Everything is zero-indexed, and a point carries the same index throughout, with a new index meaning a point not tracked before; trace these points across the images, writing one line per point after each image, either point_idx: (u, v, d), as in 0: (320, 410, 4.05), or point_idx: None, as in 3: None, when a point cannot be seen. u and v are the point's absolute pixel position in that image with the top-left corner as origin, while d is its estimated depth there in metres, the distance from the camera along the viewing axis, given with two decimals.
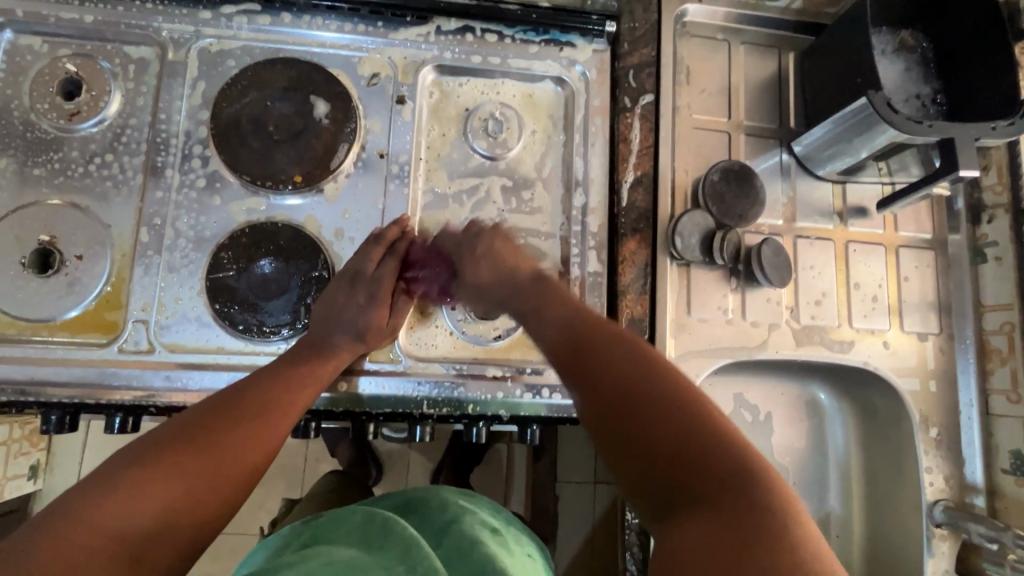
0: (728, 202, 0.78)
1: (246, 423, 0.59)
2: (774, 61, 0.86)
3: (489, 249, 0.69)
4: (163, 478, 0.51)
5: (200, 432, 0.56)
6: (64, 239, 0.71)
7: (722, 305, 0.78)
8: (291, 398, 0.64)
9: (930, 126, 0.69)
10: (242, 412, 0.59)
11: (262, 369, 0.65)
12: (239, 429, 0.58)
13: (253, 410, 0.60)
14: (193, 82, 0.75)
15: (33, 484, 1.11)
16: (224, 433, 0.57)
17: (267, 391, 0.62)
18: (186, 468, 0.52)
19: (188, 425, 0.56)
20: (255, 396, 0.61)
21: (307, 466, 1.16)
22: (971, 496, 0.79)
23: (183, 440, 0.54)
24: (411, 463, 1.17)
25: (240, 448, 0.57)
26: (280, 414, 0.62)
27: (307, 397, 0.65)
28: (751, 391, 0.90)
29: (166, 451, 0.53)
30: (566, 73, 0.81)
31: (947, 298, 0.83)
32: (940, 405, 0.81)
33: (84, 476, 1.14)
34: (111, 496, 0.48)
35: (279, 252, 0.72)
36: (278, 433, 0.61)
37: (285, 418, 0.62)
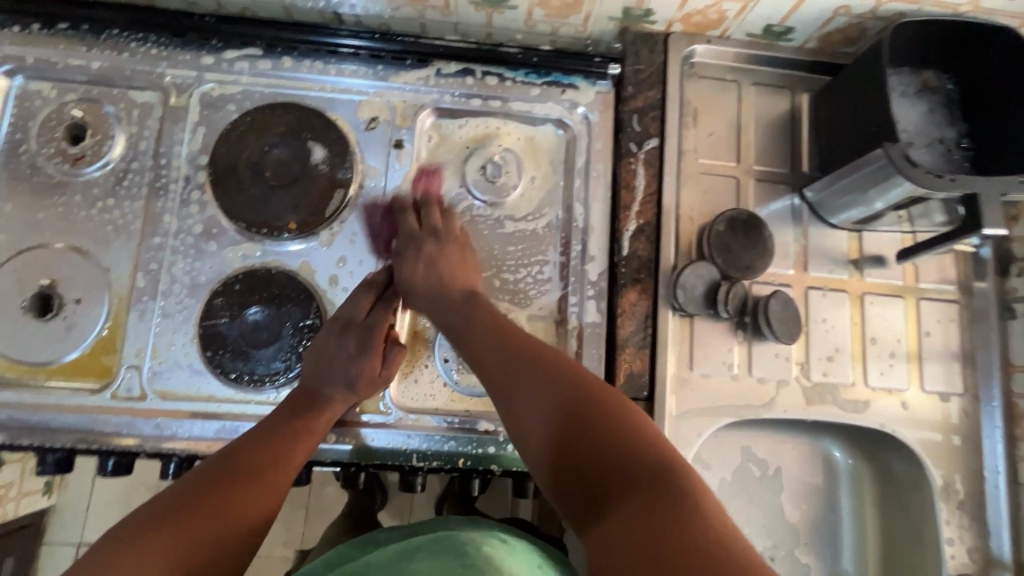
0: (735, 252, 0.74)
1: (246, 482, 0.56)
2: (787, 102, 0.83)
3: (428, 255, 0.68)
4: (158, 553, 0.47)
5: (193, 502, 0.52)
6: (64, 283, 0.72)
7: (727, 359, 0.74)
8: (289, 453, 0.61)
9: (952, 179, 0.65)
10: (238, 473, 0.57)
11: (253, 431, 0.62)
12: (243, 484, 0.56)
13: (247, 470, 0.57)
14: (193, 127, 0.75)
15: (46, 500, 1.12)
16: (222, 499, 0.53)
17: (269, 445, 0.61)
18: (199, 524, 0.50)
19: (193, 487, 0.54)
20: (253, 452, 0.60)
21: (313, 491, 1.14)
22: (997, 572, 0.73)
23: (176, 514, 0.50)
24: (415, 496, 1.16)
25: (246, 501, 0.55)
26: (277, 472, 0.59)
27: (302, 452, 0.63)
28: (760, 443, 0.85)
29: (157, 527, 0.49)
30: (567, 116, 0.79)
31: (972, 356, 0.78)
32: (964, 473, 0.76)
33: (93, 495, 1.14)
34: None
35: (271, 299, 0.71)
36: (285, 483, 0.60)
37: (283, 477, 0.60)
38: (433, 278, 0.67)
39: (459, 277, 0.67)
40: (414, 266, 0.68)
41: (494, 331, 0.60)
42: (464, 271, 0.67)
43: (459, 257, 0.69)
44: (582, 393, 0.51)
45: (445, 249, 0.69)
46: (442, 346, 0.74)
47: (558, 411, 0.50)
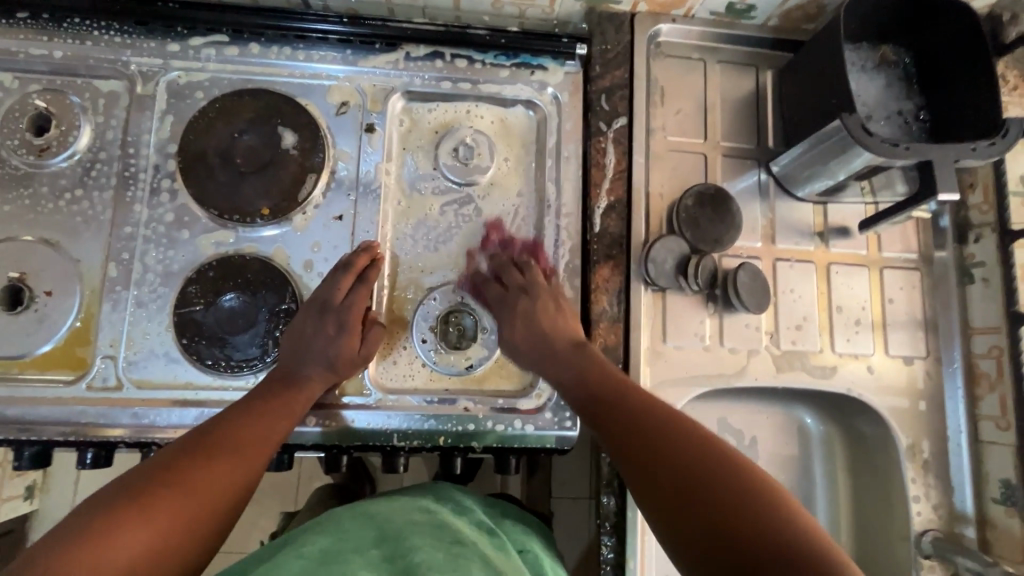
0: (703, 226, 0.76)
1: (226, 455, 0.56)
2: (752, 80, 0.85)
3: (525, 311, 0.71)
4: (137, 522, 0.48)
5: (174, 473, 0.53)
6: (34, 276, 0.71)
7: (699, 331, 0.76)
8: (271, 431, 0.62)
9: (907, 148, 0.67)
10: (218, 447, 0.57)
11: (234, 407, 0.63)
12: (214, 464, 0.55)
13: (229, 444, 0.58)
14: (161, 115, 0.75)
15: (28, 504, 1.10)
16: (202, 471, 0.54)
17: (245, 426, 0.60)
18: (166, 507, 0.50)
19: (163, 466, 0.53)
20: (228, 433, 0.59)
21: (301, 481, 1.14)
22: (961, 527, 0.76)
23: (156, 483, 0.51)
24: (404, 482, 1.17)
25: (215, 485, 0.54)
26: (257, 449, 0.59)
27: (283, 429, 0.63)
28: (736, 415, 0.88)
29: (137, 494, 0.50)
30: (537, 96, 0.80)
31: (934, 321, 0.80)
32: (927, 433, 0.79)
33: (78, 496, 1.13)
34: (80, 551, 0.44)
35: (246, 285, 0.71)
36: (260, 464, 0.59)
37: (263, 455, 0.60)
38: (538, 334, 0.70)
39: (563, 331, 0.70)
40: (515, 326, 0.71)
41: (609, 406, 0.61)
42: (562, 327, 0.70)
43: (559, 312, 0.71)
44: (711, 464, 0.52)
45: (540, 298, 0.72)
46: (419, 327, 0.75)
47: (695, 484, 0.51)
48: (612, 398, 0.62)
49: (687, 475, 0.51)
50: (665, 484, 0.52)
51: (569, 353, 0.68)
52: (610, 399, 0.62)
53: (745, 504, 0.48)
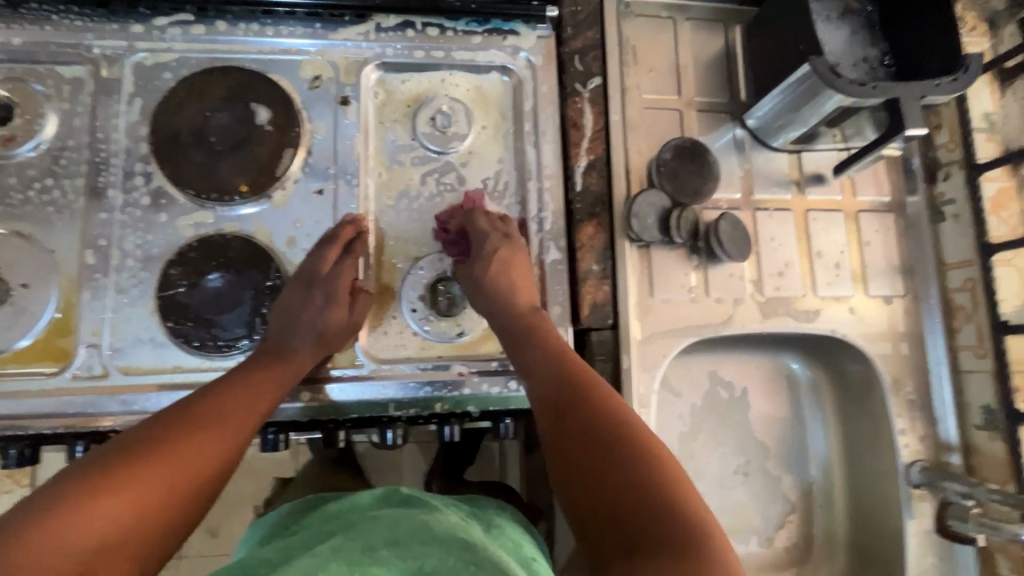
0: (682, 179, 0.77)
1: (209, 428, 0.56)
2: (721, 36, 0.86)
3: (504, 259, 0.71)
4: (118, 498, 0.47)
5: (156, 447, 0.52)
6: (8, 268, 0.69)
7: (685, 283, 0.77)
8: (256, 404, 0.61)
9: (873, 87, 0.69)
10: (201, 421, 0.56)
11: (220, 380, 0.62)
12: (198, 436, 0.55)
13: (212, 418, 0.57)
14: (130, 98, 0.73)
15: None
16: (185, 445, 0.53)
17: (233, 397, 0.60)
18: (148, 478, 0.50)
19: (146, 435, 0.53)
20: (214, 404, 0.58)
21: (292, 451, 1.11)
22: (947, 455, 0.79)
23: (137, 456, 0.51)
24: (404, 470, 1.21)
25: (198, 456, 0.53)
26: (240, 421, 0.58)
27: (269, 401, 0.62)
28: (725, 367, 0.90)
29: (118, 468, 0.49)
30: (511, 62, 0.80)
31: (911, 260, 0.83)
32: (911, 368, 0.81)
33: None
34: (60, 526, 0.44)
35: (230, 264, 0.70)
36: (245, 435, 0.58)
37: (248, 430, 0.59)
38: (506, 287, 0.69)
39: (525, 291, 0.70)
40: (488, 269, 0.70)
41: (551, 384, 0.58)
42: (524, 284, 0.69)
43: (524, 270, 0.71)
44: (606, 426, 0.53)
45: (515, 253, 0.72)
46: (409, 296, 0.75)
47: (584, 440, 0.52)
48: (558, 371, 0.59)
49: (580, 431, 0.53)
50: (584, 473, 0.50)
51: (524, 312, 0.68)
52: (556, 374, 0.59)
53: (623, 465, 0.49)
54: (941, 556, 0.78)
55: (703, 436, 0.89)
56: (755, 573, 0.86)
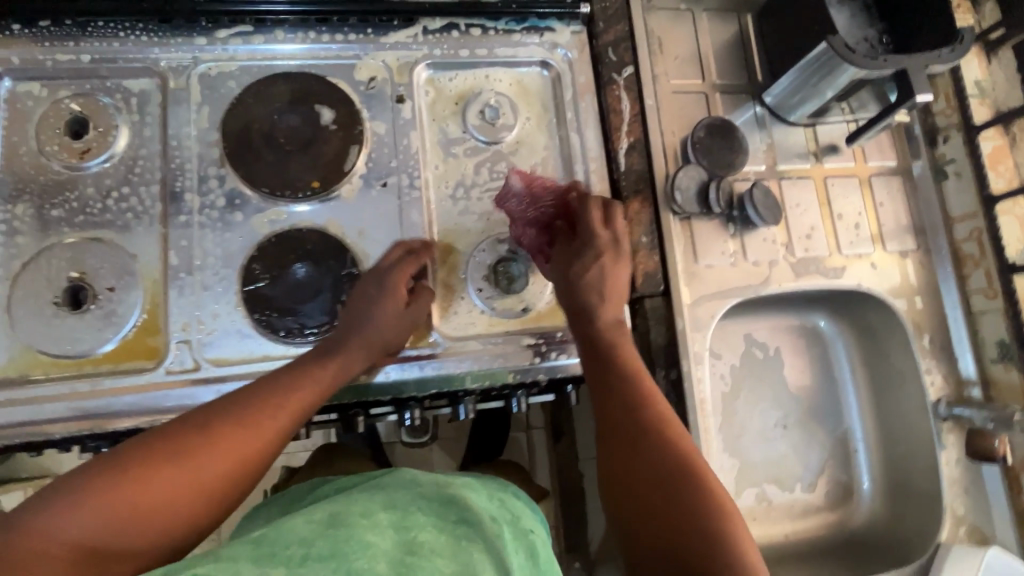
0: (716, 154, 0.84)
1: (231, 427, 0.58)
2: (735, 24, 0.94)
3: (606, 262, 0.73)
4: (142, 483, 0.51)
5: (183, 439, 0.55)
6: (93, 274, 0.72)
7: (725, 249, 0.84)
8: (287, 405, 0.62)
9: (884, 60, 0.77)
10: (226, 419, 0.58)
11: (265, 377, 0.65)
12: (225, 429, 0.58)
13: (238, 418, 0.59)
14: (198, 107, 0.77)
15: None
16: (210, 442, 0.56)
17: (267, 391, 0.62)
18: (168, 468, 0.53)
19: (178, 425, 0.57)
20: (245, 399, 0.61)
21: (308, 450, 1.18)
22: (968, 388, 0.87)
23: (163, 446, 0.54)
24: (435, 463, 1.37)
25: (220, 452, 0.56)
26: (267, 419, 0.60)
27: (302, 404, 0.63)
28: (758, 328, 0.98)
29: (147, 455, 0.53)
30: (549, 56, 0.86)
31: (920, 216, 0.91)
32: (929, 314, 0.89)
33: None
34: (86, 501, 0.49)
35: (308, 256, 0.75)
36: (272, 431, 0.60)
37: (270, 436, 0.60)
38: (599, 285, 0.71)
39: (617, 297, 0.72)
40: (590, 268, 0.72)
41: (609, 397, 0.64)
42: (615, 299, 0.71)
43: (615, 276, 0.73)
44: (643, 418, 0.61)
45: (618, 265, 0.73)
46: (473, 277, 0.80)
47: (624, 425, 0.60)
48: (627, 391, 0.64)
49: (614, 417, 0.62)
50: (614, 445, 0.60)
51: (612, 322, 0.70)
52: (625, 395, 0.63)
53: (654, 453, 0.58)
54: (972, 481, 0.85)
55: (744, 393, 0.95)
56: (802, 515, 0.93)
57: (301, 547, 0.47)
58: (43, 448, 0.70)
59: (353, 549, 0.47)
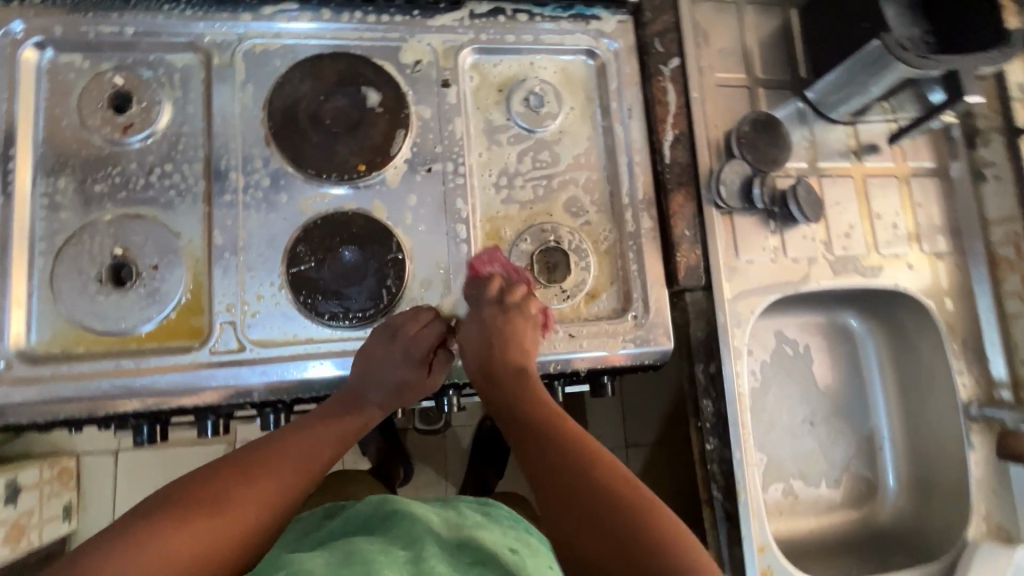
0: (760, 149, 0.84)
1: (264, 478, 0.60)
2: (778, 19, 0.93)
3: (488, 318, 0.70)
4: (186, 535, 0.53)
5: (217, 492, 0.57)
6: (136, 251, 0.71)
7: (765, 245, 0.85)
8: (319, 455, 0.65)
9: (936, 59, 0.76)
10: (257, 471, 0.60)
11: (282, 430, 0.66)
12: (262, 479, 0.60)
13: (269, 470, 0.61)
14: (243, 84, 0.76)
15: (68, 524, 1.26)
16: (246, 493, 0.58)
17: (299, 440, 0.65)
18: (207, 524, 0.55)
19: (214, 476, 0.59)
20: (280, 447, 0.63)
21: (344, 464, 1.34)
22: (998, 390, 0.88)
23: (200, 498, 0.56)
24: (449, 451, 1.40)
25: (260, 498, 0.59)
26: (304, 466, 0.63)
27: (332, 452, 0.66)
28: (789, 326, 0.98)
29: (182, 510, 0.55)
30: (595, 45, 0.85)
31: (956, 218, 0.91)
32: (962, 317, 0.90)
33: (117, 506, 1.29)
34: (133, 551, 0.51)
35: (354, 240, 0.74)
36: (309, 477, 0.63)
37: (301, 485, 0.62)
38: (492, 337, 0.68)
39: (513, 353, 0.68)
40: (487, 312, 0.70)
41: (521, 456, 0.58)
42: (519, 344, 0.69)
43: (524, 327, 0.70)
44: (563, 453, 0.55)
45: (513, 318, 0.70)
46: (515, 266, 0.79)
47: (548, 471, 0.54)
48: (537, 437, 0.57)
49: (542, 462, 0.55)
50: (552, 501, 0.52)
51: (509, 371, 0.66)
52: (547, 443, 0.56)
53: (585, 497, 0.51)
54: (1001, 482, 0.86)
55: (773, 389, 0.96)
56: (827, 510, 0.95)
57: None
58: (86, 424, 0.70)
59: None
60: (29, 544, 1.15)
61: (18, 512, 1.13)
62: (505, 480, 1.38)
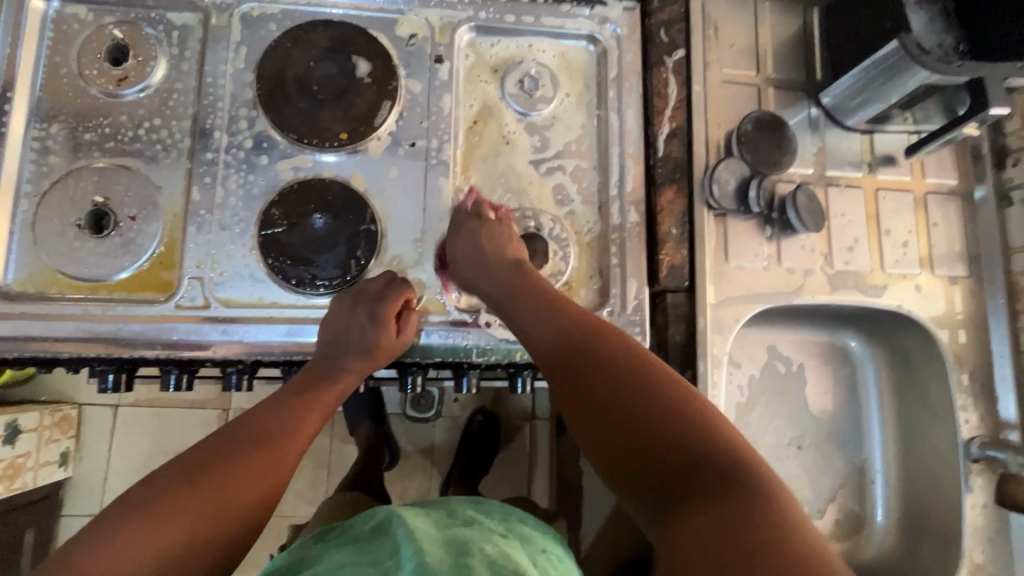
0: (761, 150, 0.80)
1: (251, 452, 0.59)
2: (798, 18, 0.88)
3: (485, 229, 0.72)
4: (176, 520, 0.51)
5: (199, 475, 0.55)
6: (117, 201, 0.72)
7: (758, 252, 0.81)
8: (300, 430, 0.64)
9: (960, 65, 0.70)
10: (245, 447, 0.59)
11: (258, 407, 0.65)
12: (245, 458, 0.58)
13: (253, 443, 0.60)
14: (237, 46, 0.76)
15: (64, 470, 1.27)
16: (231, 473, 0.56)
17: (276, 418, 0.63)
18: (191, 510, 0.52)
19: (191, 461, 0.56)
20: (259, 426, 0.62)
21: (334, 446, 1.32)
22: (1006, 432, 0.81)
23: (185, 476, 0.54)
24: (437, 441, 1.37)
25: (244, 477, 0.57)
26: (285, 441, 0.62)
27: (311, 426, 0.65)
28: (783, 342, 0.93)
29: (167, 491, 0.53)
30: (598, 31, 0.82)
31: (975, 242, 0.85)
32: (972, 349, 0.83)
33: (110, 459, 1.31)
34: (113, 545, 0.48)
35: (328, 207, 0.74)
36: (293, 451, 0.62)
37: (288, 459, 0.61)
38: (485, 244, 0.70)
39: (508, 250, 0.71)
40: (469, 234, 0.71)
41: (574, 374, 0.57)
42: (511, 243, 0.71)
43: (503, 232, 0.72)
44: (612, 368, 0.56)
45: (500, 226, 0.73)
46: None
47: (593, 389, 0.56)
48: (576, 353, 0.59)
49: (591, 381, 0.56)
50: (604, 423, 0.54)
51: (513, 266, 0.69)
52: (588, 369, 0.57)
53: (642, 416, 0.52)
54: (997, 530, 0.79)
55: (760, 406, 0.91)
56: None
57: None
58: (53, 365, 0.71)
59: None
60: (22, 485, 1.16)
61: (15, 451, 1.14)
62: (490, 476, 1.35)
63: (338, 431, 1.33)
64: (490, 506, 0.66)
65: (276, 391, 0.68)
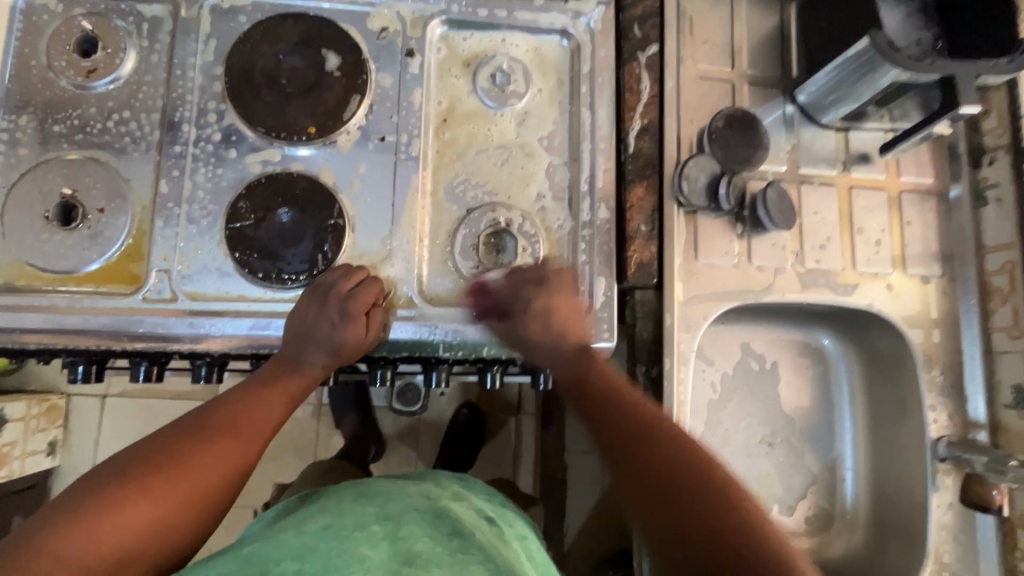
0: (732, 147, 0.80)
1: (223, 441, 0.59)
2: (776, 13, 0.88)
3: (545, 307, 0.72)
4: (147, 501, 0.51)
5: (169, 458, 0.55)
6: (85, 193, 0.73)
7: (728, 250, 0.81)
8: (265, 418, 0.64)
9: (931, 63, 0.70)
10: (213, 434, 0.59)
11: (224, 397, 0.64)
12: (212, 443, 0.58)
13: (221, 432, 0.59)
14: (206, 38, 0.76)
15: (51, 460, 1.28)
16: (199, 456, 0.56)
17: (243, 407, 0.63)
18: (161, 492, 0.52)
19: (160, 445, 0.56)
20: (227, 413, 0.62)
21: (319, 438, 1.33)
22: (973, 432, 0.81)
23: (156, 464, 0.54)
24: (420, 434, 1.38)
25: (213, 461, 0.57)
26: (252, 429, 0.62)
27: (278, 414, 0.66)
28: (757, 340, 0.93)
29: (140, 472, 0.52)
30: (571, 25, 0.81)
31: (948, 242, 0.85)
32: (944, 349, 0.83)
33: (96, 449, 1.32)
34: (82, 523, 0.48)
35: (296, 201, 0.74)
36: (259, 439, 0.62)
37: (254, 445, 0.61)
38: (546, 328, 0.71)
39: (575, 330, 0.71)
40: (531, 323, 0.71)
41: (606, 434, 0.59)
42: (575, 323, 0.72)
43: (571, 307, 0.72)
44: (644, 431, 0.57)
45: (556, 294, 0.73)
46: (462, 244, 0.77)
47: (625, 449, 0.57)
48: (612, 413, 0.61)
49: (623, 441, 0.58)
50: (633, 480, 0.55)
51: (575, 351, 0.70)
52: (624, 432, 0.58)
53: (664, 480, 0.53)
54: (961, 527, 0.80)
55: (732, 403, 0.91)
56: None
57: (294, 561, 0.44)
58: (23, 356, 0.72)
59: (346, 563, 0.43)
60: (8, 474, 1.18)
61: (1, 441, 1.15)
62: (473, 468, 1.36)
63: (324, 424, 1.34)
64: (473, 487, 0.66)
65: (239, 381, 0.67)
